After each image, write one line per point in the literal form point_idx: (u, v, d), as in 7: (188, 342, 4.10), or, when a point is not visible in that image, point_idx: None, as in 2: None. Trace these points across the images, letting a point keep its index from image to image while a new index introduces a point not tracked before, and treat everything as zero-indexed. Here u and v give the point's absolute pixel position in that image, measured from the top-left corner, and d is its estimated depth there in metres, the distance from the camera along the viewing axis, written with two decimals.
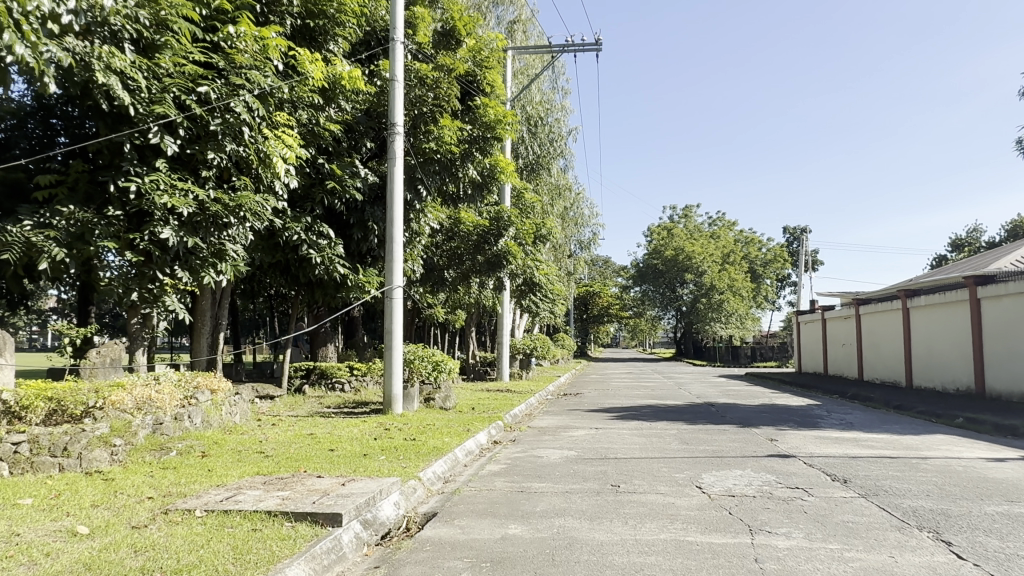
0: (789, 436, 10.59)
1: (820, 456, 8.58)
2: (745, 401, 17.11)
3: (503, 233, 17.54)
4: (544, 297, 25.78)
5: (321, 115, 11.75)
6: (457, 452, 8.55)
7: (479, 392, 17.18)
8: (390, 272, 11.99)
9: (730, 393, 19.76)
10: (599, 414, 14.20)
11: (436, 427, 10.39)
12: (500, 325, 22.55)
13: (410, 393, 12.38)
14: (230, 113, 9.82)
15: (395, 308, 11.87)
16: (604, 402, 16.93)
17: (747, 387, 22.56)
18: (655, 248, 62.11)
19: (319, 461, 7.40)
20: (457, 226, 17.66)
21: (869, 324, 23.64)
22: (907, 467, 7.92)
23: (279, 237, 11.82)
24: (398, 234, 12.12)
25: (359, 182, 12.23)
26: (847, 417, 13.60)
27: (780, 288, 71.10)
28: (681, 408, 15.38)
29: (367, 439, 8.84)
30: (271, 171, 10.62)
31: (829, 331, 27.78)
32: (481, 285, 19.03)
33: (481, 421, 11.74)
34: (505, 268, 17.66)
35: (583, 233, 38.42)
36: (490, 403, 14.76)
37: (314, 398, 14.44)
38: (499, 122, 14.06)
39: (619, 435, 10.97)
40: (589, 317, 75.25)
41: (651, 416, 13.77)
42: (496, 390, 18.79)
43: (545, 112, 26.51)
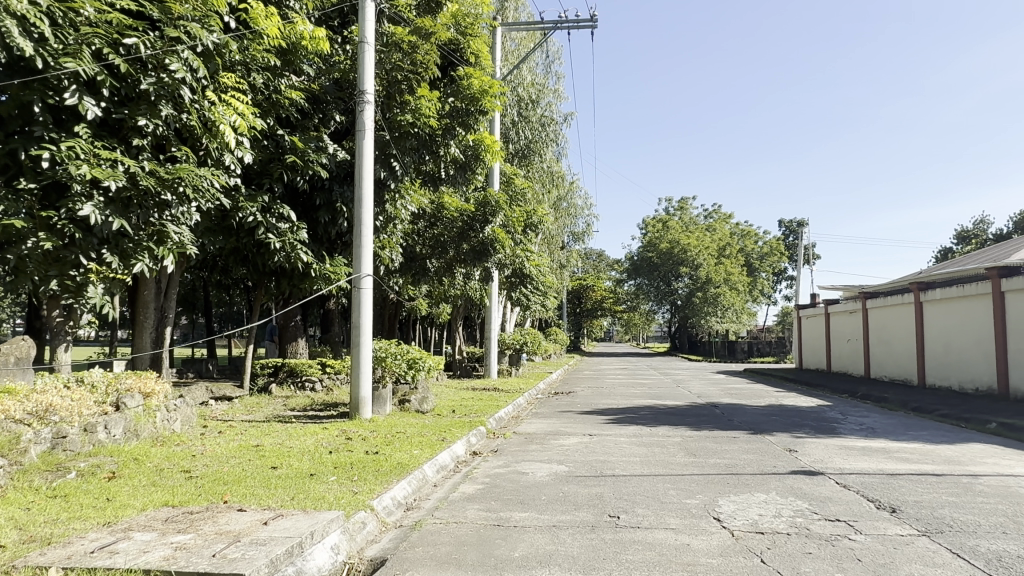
0: (809, 446, 9.32)
1: (853, 474, 7.31)
2: (750, 401, 15.86)
3: (489, 219, 16.19)
4: (536, 290, 24.49)
5: (279, 81, 10.45)
6: (426, 470, 7.21)
7: (464, 393, 15.84)
8: (359, 259, 10.61)
9: (732, 392, 18.47)
10: (592, 417, 12.91)
11: (406, 436, 9.04)
12: (488, 320, 21.22)
13: (381, 394, 11.01)
14: (166, 71, 8.46)
15: (365, 300, 10.49)
16: (599, 403, 15.63)
17: (749, 385, 21.33)
18: (650, 241, 60.89)
19: (252, 484, 6.05)
20: (440, 212, 16.27)
21: (877, 318, 22.40)
22: (960, 489, 6.67)
23: (232, 219, 10.46)
24: (367, 216, 10.74)
25: (324, 158, 10.85)
26: (865, 421, 12.35)
27: (777, 281, 69.99)
28: (682, 409, 14.09)
29: (320, 453, 7.50)
30: (218, 141, 9.28)
31: (834, 326, 26.55)
32: (467, 276, 17.70)
33: (460, 427, 10.40)
34: (492, 258, 16.31)
35: (577, 224, 37.10)
36: (474, 405, 13.41)
37: (279, 400, 13.18)
38: (485, 94, 12.56)
39: (616, 443, 9.67)
40: (582, 311, 74.07)
41: (651, 419, 12.49)
42: (483, 389, 17.51)
43: (537, 94, 25.12)
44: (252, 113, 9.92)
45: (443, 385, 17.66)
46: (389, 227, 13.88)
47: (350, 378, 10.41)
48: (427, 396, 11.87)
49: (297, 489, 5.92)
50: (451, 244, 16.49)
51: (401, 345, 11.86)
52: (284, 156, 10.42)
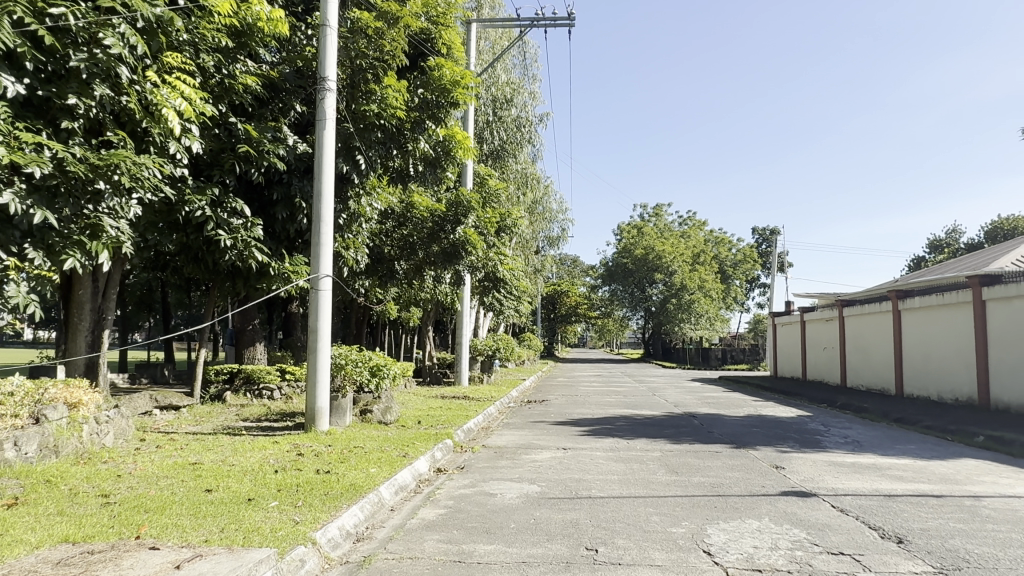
0: (796, 462, 8.78)
1: (848, 496, 6.75)
2: (729, 412, 15.35)
3: (461, 220, 15.50)
4: (509, 295, 23.84)
5: (232, 65, 9.70)
6: (382, 492, 6.46)
7: (433, 402, 15.08)
8: (317, 258, 9.79)
9: (709, 401, 17.97)
10: (566, 428, 12.26)
11: (364, 451, 8.27)
12: (459, 325, 20.49)
13: (340, 404, 10.23)
14: (101, 47, 7.64)
15: (323, 303, 9.70)
16: (573, 412, 14.99)
17: (726, 394, 20.89)
18: (625, 247, 60.67)
19: (178, 512, 5.27)
20: (409, 212, 15.53)
21: (854, 327, 22.13)
22: (966, 514, 6.15)
23: (179, 213, 9.62)
24: (328, 212, 9.92)
25: (282, 149, 10.05)
26: (849, 433, 11.89)
27: (750, 289, 70.28)
28: (660, 420, 13.51)
29: (265, 472, 6.71)
30: (161, 126, 8.47)
31: (810, 334, 26.30)
32: (437, 279, 16.96)
33: (424, 440, 9.67)
34: (463, 260, 15.60)
35: (552, 229, 36.54)
36: (441, 415, 12.67)
37: (233, 409, 12.36)
38: (456, 85, 11.84)
39: (591, 458, 9.03)
40: (556, 316, 73.58)
41: (627, 431, 11.88)
42: (452, 397, 16.83)
43: (512, 95, 24.51)
44: (201, 98, 9.11)
45: (412, 394, 16.88)
46: (354, 226, 13.09)
47: (306, 387, 9.62)
48: (390, 406, 11.12)
49: (228, 519, 5.14)
50: (420, 245, 15.74)
51: (362, 352, 11.09)
52: (236, 146, 9.60)
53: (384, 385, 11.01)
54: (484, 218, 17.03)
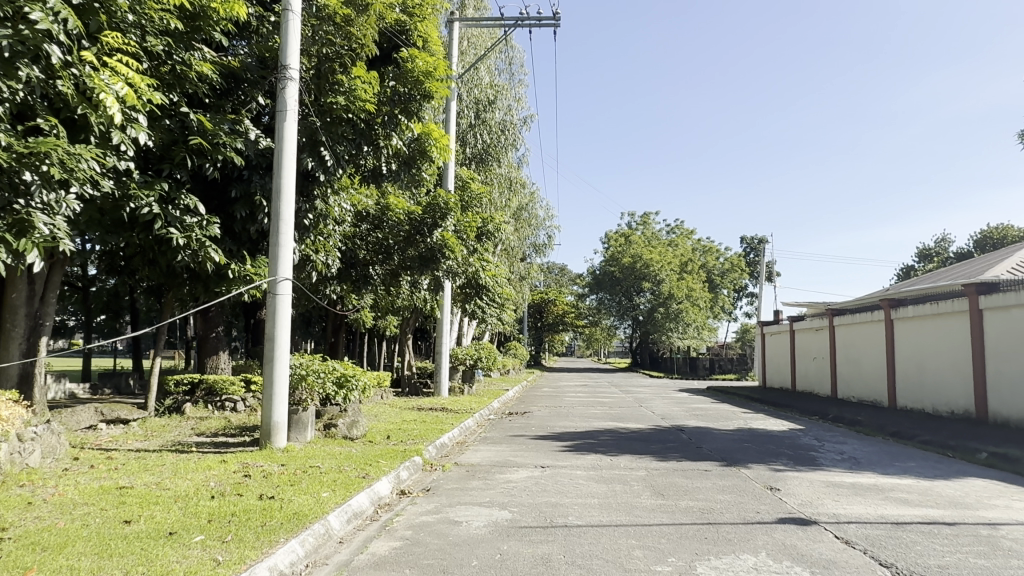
0: (791, 482, 8.10)
1: (852, 524, 6.09)
2: (719, 425, 14.67)
3: (439, 222, 14.81)
4: (492, 302, 23.14)
5: (185, 52, 9.01)
6: (331, 521, 5.72)
7: (408, 415, 14.29)
8: (276, 260, 9.03)
9: (698, 413, 17.30)
10: (547, 444, 11.53)
11: (321, 471, 7.50)
12: (439, 333, 19.75)
13: (301, 418, 9.45)
14: (28, 24, 6.92)
15: (282, 307, 8.96)
16: (555, 425, 14.27)
17: (714, 406, 20.23)
18: (613, 255, 60.19)
19: (79, 552, 4.50)
20: (385, 214, 14.80)
21: (845, 336, 21.61)
22: (984, 545, 5.50)
23: (125, 211, 8.85)
24: (288, 210, 9.15)
25: (240, 142, 9.33)
26: (844, 449, 11.27)
27: (737, 298, 69.99)
28: (646, 434, 12.81)
29: (200, 498, 5.95)
30: (100, 113, 7.74)
31: (799, 344, 25.78)
32: (415, 285, 16.23)
33: (390, 457, 8.92)
34: (441, 264, 14.88)
35: (538, 236, 35.88)
36: (413, 429, 11.92)
37: (190, 423, 11.53)
38: (430, 76, 11.15)
39: (570, 478, 8.31)
40: (544, 325, 72.88)
41: (611, 447, 11.19)
42: (429, 409, 16.08)
43: (496, 97, 23.92)
44: (148, 86, 8.40)
45: (387, 406, 16.08)
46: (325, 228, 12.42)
47: (263, 400, 8.83)
48: (357, 420, 10.36)
49: (137, 560, 4.39)
50: (396, 249, 14.99)
51: (325, 361, 10.24)
52: (188, 138, 8.87)
53: (351, 397, 10.25)
54: (463, 222, 16.32)
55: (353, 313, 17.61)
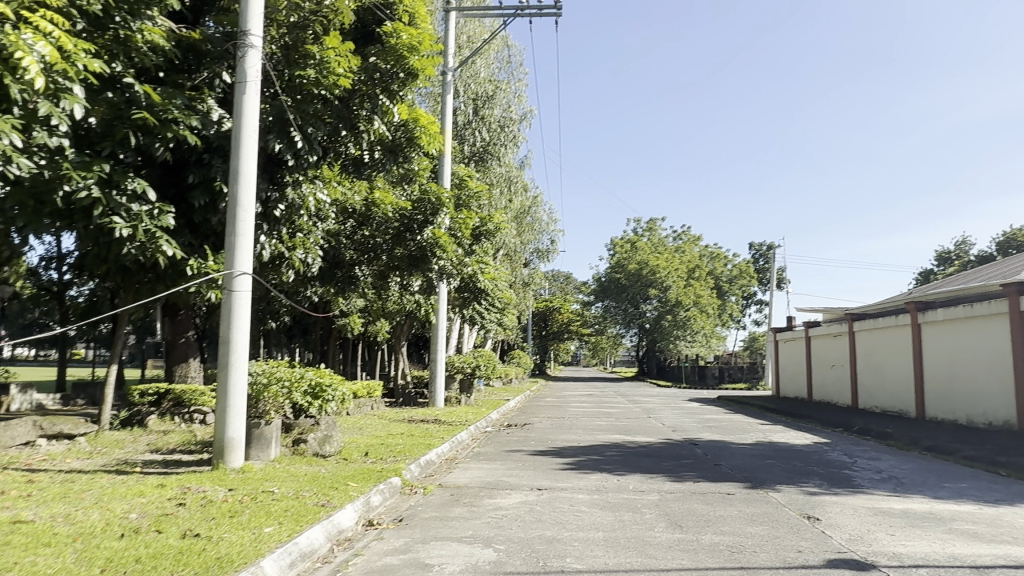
0: (832, 510, 6.87)
1: (921, 569, 4.86)
2: (736, 438, 13.41)
3: (431, 219, 13.61)
4: (492, 307, 21.99)
5: (132, 18, 7.97)
6: (266, 566, 4.56)
7: (396, 428, 13.08)
8: (232, 252, 7.85)
9: (711, 425, 16.03)
10: (547, 461, 10.30)
11: (273, 499, 6.29)
12: (434, 339, 18.57)
13: (264, 433, 8.27)
14: None
15: (239, 307, 7.77)
16: (556, 439, 13.05)
17: (728, 417, 18.93)
18: (618, 261, 58.97)
19: None
20: (371, 210, 13.63)
21: (867, 342, 20.32)
22: None
23: (61, 196, 7.73)
24: (249, 195, 7.97)
25: (195, 119, 8.23)
26: (881, 467, 10.02)
27: (746, 305, 68.55)
28: (657, 449, 11.57)
29: (105, 538, 4.77)
30: (20, 78, 6.62)
31: (816, 351, 24.48)
32: (405, 286, 15.09)
33: (363, 479, 7.74)
34: (432, 264, 13.70)
35: (541, 241, 34.70)
36: (397, 444, 10.71)
37: (148, 438, 10.33)
38: (415, 52, 9.95)
39: (571, 504, 7.10)
40: (548, 334, 71.56)
41: (618, 464, 9.96)
42: (420, 421, 14.88)
43: (495, 93, 22.85)
44: (82, 50, 7.28)
45: (375, 418, 14.88)
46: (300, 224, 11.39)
47: (216, 414, 7.63)
48: (332, 436, 9.18)
49: None
50: (382, 247, 13.83)
51: (293, 369, 9.04)
52: (130, 112, 7.73)
53: (327, 410, 9.04)
54: (457, 219, 15.15)
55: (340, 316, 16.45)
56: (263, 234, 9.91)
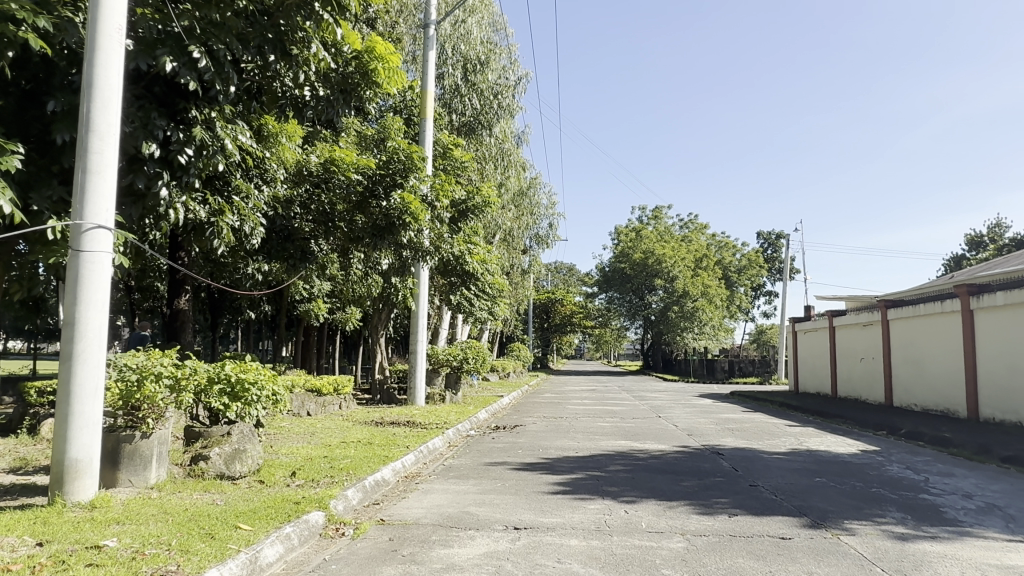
0: (947, 572, 4.58)
1: None
2: (767, 445, 11.15)
3: (399, 181, 11.40)
4: (482, 294, 19.81)
5: None
6: None
7: (355, 433, 10.92)
8: (80, 197, 5.55)
9: (733, 428, 13.76)
10: (534, 480, 8.05)
11: (87, 564, 4.04)
12: (414, 327, 16.35)
13: (140, 450, 6.00)
14: None
15: (93, 274, 5.53)
16: (551, 447, 10.79)
17: (748, 417, 16.67)
18: (622, 251, 56.66)
19: None
20: (329, 171, 11.40)
21: (905, 332, 18.01)
22: None
23: None
24: (112, 117, 5.72)
25: (44, 19, 5.97)
26: (965, 488, 7.72)
27: (755, 296, 66.11)
28: (674, 462, 9.30)
29: None
30: None
31: (841, 342, 22.22)
32: (372, 263, 12.86)
33: (269, 517, 5.51)
34: (400, 236, 11.45)
35: (540, 226, 32.43)
36: (343, 456, 8.48)
37: (26, 450, 8.09)
38: None
39: (558, 561, 4.82)
40: (550, 327, 69.38)
41: (625, 485, 7.70)
42: (391, 423, 12.66)
43: (487, 57, 20.54)
44: None
45: (339, 421, 12.71)
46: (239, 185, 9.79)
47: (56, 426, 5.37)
48: (245, 451, 6.85)
49: None
50: (340, 216, 11.56)
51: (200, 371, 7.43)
52: None
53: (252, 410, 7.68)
54: (433, 187, 12.87)
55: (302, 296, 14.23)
56: (165, 188, 7.61)
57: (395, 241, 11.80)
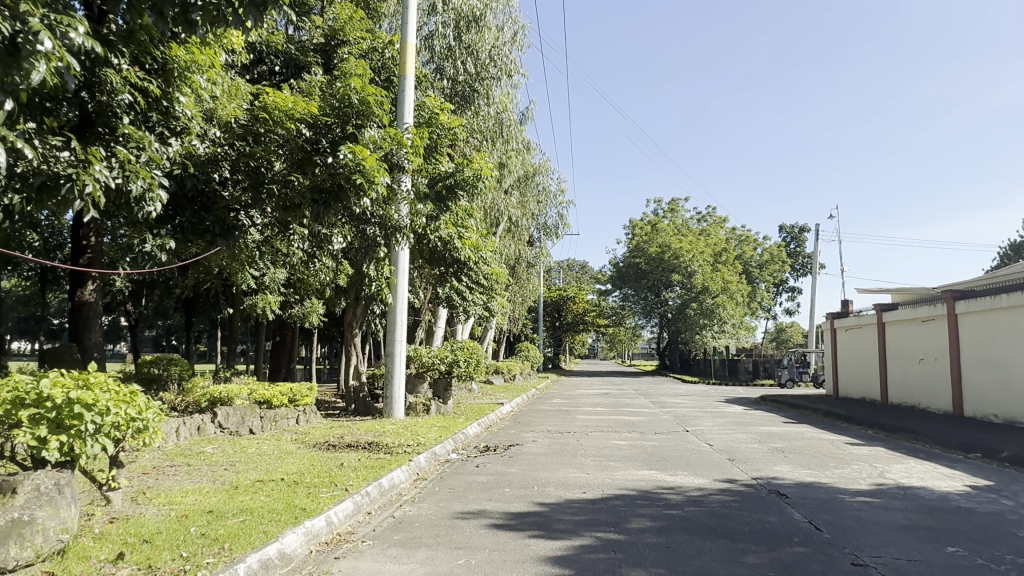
0: None
1: None
2: (840, 479, 8.32)
3: (350, 132, 8.64)
4: (477, 286, 17.08)
5: None
6: None
7: (293, 463, 8.27)
8: None
9: (783, 450, 10.90)
10: (516, 551, 5.29)
11: None
12: (391, 324, 13.65)
13: None
14: None
15: None
16: (550, 483, 8.02)
17: (794, 431, 13.81)
18: (637, 245, 53.73)
19: None
20: (261, 121, 8.68)
21: (980, 328, 15.05)
22: None
23: None
24: None
25: None
26: None
27: (778, 293, 62.75)
28: (722, 513, 6.51)
29: None
30: None
31: (893, 340, 19.25)
32: (326, 243, 10.08)
33: None
34: (353, 204, 8.53)
35: (548, 215, 29.60)
36: (238, 509, 5.79)
37: None
38: None
39: None
40: (561, 325, 66.49)
41: (658, 564, 4.91)
42: (350, 445, 9.95)
43: (484, 12, 17.74)
44: None
45: (285, 442, 10.10)
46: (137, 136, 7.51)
47: None
48: (32, 522, 4.13)
49: None
50: (274, 177, 8.83)
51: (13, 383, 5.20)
52: None
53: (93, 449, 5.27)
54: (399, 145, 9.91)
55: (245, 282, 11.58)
56: None
57: (346, 210, 8.92)
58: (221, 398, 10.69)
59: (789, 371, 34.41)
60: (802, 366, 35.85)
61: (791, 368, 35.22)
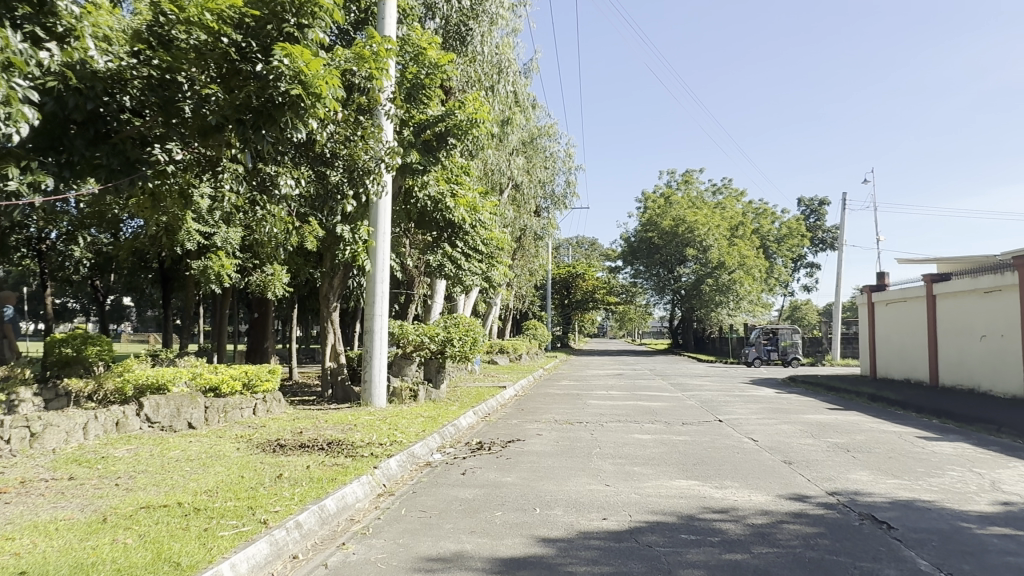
0: None
1: None
2: (947, 495, 6.17)
3: (287, 35, 6.55)
4: (476, 252, 14.79)
5: None
6: None
7: (213, 474, 6.23)
8: None
9: (848, 448, 8.76)
10: None
11: None
12: (368, 294, 11.61)
13: None
14: None
15: None
16: (557, 503, 5.91)
17: (848, 420, 11.67)
18: (649, 219, 51.35)
19: None
20: (175, 22, 6.53)
21: None
22: None
23: None
24: None
25: None
26: None
27: (795, 269, 60.28)
28: (813, 561, 4.39)
29: None
30: None
31: (947, 314, 17.02)
32: (268, 188, 8.02)
33: None
34: (290, 127, 6.43)
35: (556, 183, 27.34)
36: (72, 568, 3.73)
37: None
38: None
39: None
40: (570, 304, 64.37)
41: None
42: (305, 445, 7.91)
43: None
44: None
45: (226, 441, 8.08)
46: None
47: None
48: None
49: None
50: (192, 99, 6.65)
51: None
52: None
53: None
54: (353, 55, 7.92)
55: (187, 235, 9.71)
56: None
57: (286, 137, 6.85)
58: (152, 386, 8.68)
59: (753, 349, 32.87)
60: (769, 341, 34.16)
61: (755, 344, 33.64)
